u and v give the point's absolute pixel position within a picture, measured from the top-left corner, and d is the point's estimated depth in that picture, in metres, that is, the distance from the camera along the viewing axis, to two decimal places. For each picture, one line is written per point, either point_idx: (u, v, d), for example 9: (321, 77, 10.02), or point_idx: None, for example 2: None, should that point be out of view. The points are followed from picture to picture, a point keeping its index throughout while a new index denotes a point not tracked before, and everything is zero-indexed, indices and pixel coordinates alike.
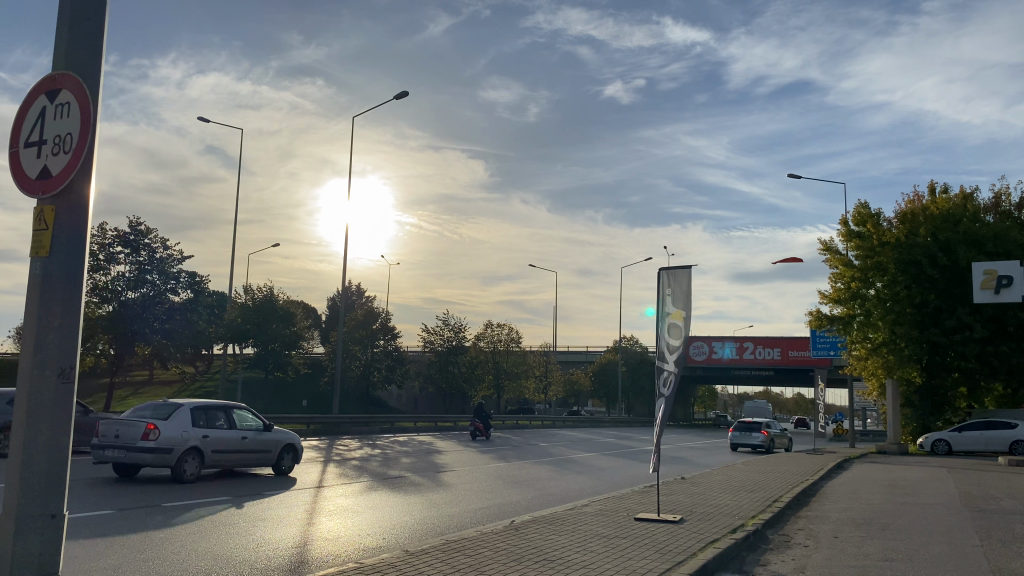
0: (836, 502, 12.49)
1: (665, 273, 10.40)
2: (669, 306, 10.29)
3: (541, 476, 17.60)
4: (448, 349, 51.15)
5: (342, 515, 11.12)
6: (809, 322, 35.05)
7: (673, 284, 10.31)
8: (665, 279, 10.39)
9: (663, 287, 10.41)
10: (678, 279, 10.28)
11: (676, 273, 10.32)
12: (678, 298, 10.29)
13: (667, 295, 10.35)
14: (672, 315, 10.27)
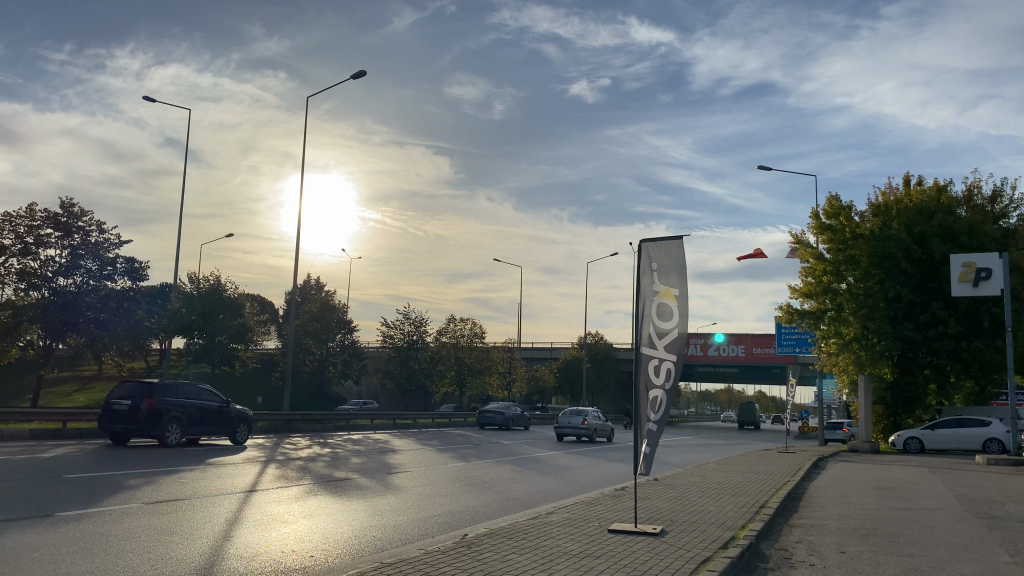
0: (829, 508, 11.27)
1: (649, 246, 9.13)
2: (658, 284, 9.01)
3: (502, 478, 16.13)
4: (408, 344, 49.40)
5: (269, 527, 9.57)
6: (779, 318, 34.14)
7: (661, 258, 9.03)
8: (648, 252, 9.13)
9: (646, 260, 9.11)
10: (666, 252, 9.04)
11: (663, 244, 9.09)
12: (663, 272, 9.02)
13: (653, 271, 9.06)
14: (660, 295, 8.98)
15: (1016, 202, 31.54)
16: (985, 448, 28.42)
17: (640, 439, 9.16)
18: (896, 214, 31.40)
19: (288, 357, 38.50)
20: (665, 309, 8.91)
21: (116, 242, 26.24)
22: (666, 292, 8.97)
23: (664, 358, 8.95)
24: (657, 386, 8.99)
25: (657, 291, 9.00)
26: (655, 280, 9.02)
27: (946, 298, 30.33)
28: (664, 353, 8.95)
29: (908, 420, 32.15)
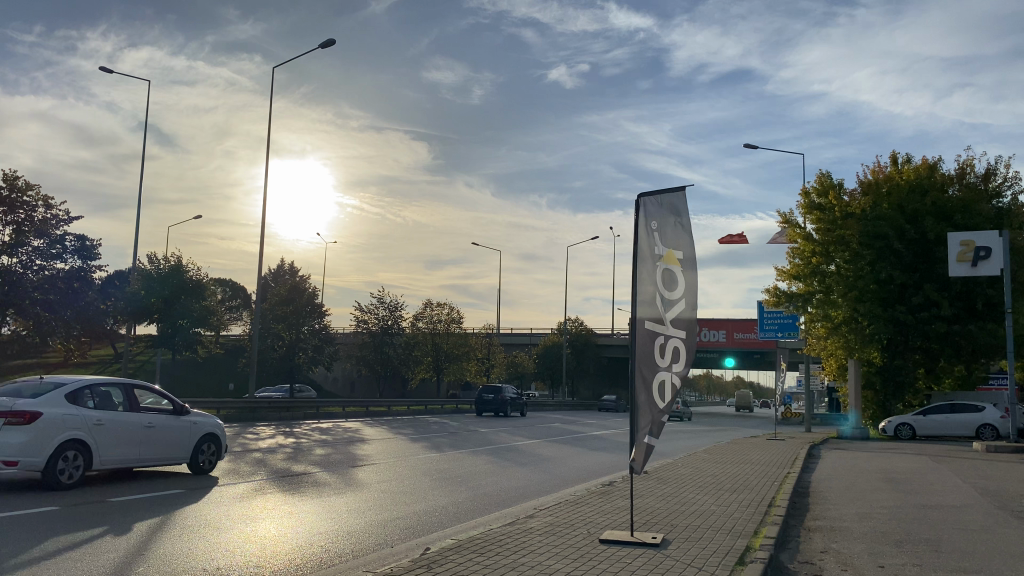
0: (844, 505, 10.06)
1: (650, 200, 7.92)
2: (661, 247, 7.80)
3: (477, 471, 14.68)
4: (383, 329, 47.58)
5: (205, 537, 8.07)
6: (765, 301, 33.06)
7: (664, 215, 7.89)
8: (647, 207, 7.92)
9: (645, 217, 7.90)
10: (668, 208, 7.91)
11: (662, 199, 7.93)
12: (667, 232, 7.84)
13: (651, 230, 7.86)
14: (663, 258, 7.77)
15: (1009, 180, 30.55)
16: (978, 435, 27.58)
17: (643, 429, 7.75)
18: (887, 192, 30.26)
19: (256, 342, 36.89)
20: (672, 275, 7.70)
21: (65, 218, 24.54)
22: (670, 256, 7.78)
23: (668, 333, 7.62)
24: (664, 367, 7.62)
25: (659, 253, 7.79)
26: (656, 241, 7.82)
27: (939, 279, 29.30)
28: (671, 329, 7.63)
29: (898, 405, 31.22)
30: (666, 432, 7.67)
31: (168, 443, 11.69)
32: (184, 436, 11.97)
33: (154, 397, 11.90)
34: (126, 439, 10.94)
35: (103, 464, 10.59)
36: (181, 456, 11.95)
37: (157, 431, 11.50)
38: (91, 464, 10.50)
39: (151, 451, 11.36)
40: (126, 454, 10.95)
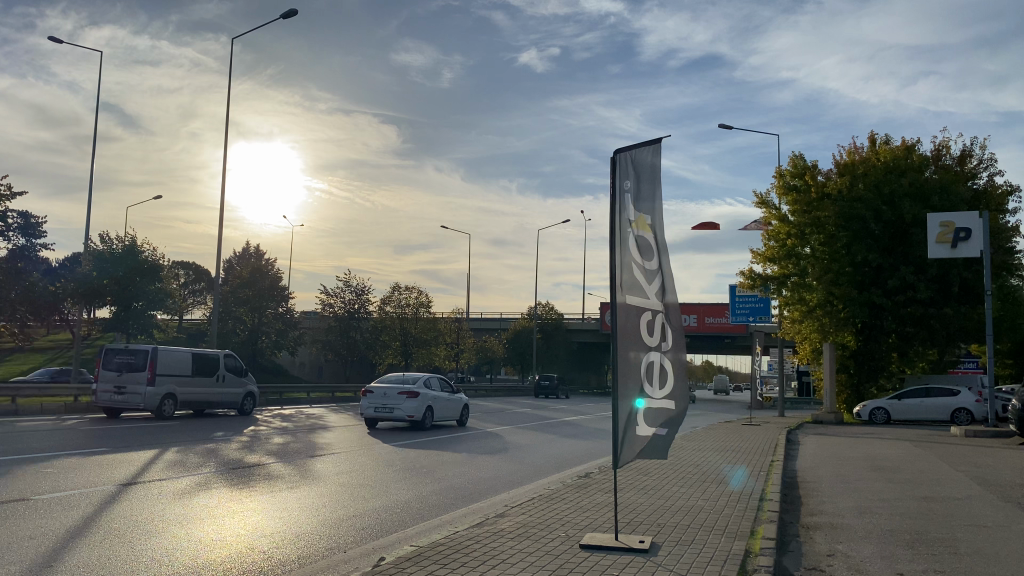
0: (841, 498, 9.34)
1: (625, 156, 7.07)
2: (633, 213, 7.02)
3: (444, 461, 13.78)
4: (348, 313, 46.97)
5: (133, 542, 7.11)
6: (740, 284, 32.44)
7: (637, 173, 7.05)
8: (623, 165, 7.05)
9: (620, 175, 7.05)
10: (644, 162, 7.06)
11: (637, 153, 7.08)
12: (640, 193, 7.02)
13: (626, 191, 7.03)
14: (635, 224, 7.00)
15: (985, 162, 30.15)
16: (953, 418, 27.34)
17: (642, 418, 6.86)
18: (863, 172, 29.70)
19: (215, 325, 35.67)
20: (645, 242, 6.92)
21: (8, 193, 23.10)
22: (644, 222, 6.99)
23: (651, 310, 6.82)
24: (651, 347, 6.79)
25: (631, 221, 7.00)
26: (628, 204, 7.03)
27: (915, 261, 28.88)
28: (654, 303, 6.83)
29: (872, 389, 30.89)
30: (668, 416, 6.82)
31: (456, 409, 21.71)
32: (460, 405, 21.83)
33: (444, 384, 21.93)
34: (443, 406, 20.92)
35: (437, 418, 20.56)
36: (458, 418, 21.87)
37: (451, 401, 21.50)
38: (433, 418, 20.45)
39: (450, 412, 21.33)
40: (444, 413, 21.04)
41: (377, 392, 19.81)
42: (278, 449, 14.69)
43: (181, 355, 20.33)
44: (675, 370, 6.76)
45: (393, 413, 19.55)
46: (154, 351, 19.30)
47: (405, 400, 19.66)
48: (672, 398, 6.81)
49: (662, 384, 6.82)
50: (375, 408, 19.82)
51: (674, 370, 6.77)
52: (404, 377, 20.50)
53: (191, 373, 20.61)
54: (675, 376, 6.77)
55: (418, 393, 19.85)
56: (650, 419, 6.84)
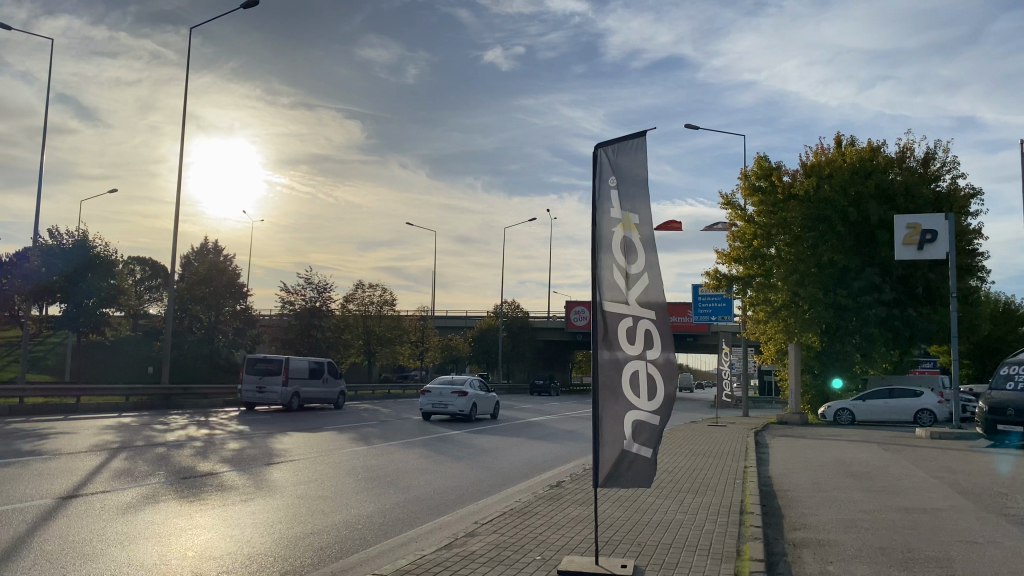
0: (822, 510, 9.00)
1: (607, 152, 6.64)
2: (617, 212, 6.56)
3: (407, 469, 13.23)
4: (311, 310, 44.71)
5: (64, 568, 6.47)
6: (705, 284, 32.32)
7: (620, 170, 6.62)
8: (604, 162, 6.63)
9: (604, 171, 6.62)
10: (630, 158, 6.64)
11: (620, 149, 6.66)
12: (625, 191, 6.59)
13: (608, 188, 6.59)
14: (619, 225, 6.54)
15: (948, 164, 30.35)
16: (916, 419, 27.42)
17: (626, 432, 6.41)
18: (830, 174, 29.67)
19: (171, 323, 34.69)
20: (629, 243, 6.47)
21: None
22: (629, 222, 6.55)
23: (634, 316, 6.37)
24: (635, 355, 6.34)
25: (613, 222, 6.54)
26: (609, 203, 6.57)
27: (880, 263, 29.09)
28: (639, 309, 6.38)
29: (836, 390, 30.94)
30: (652, 430, 6.38)
31: (490, 405, 26.36)
32: (492, 402, 26.43)
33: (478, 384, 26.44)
34: (481, 402, 25.43)
35: (477, 412, 25.00)
36: (489, 412, 26.47)
37: (486, 398, 26.05)
38: (475, 412, 24.90)
39: (485, 407, 25.79)
40: (480, 408, 25.48)
41: (432, 390, 24.17)
42: (232, 456, 14.04)
43: (302, 364, 29.36)
44: (662, 381, 6.32)
45: (446, 407, 23.96)
46: (287, 360, 28.03)
47: (456, 397, 24.05)
48: (659, 411, 6.36)
49: (645, 396, 6.37)
50: (431, 404, 24.18)
51: (659, 381, 6.34)
52: (451, 378, 24.93)
53: (308, 376, 30.00)
54: (662, 387, 6.33)
55: (466, 392, 24.31)
56: (633, 433, 6.39)
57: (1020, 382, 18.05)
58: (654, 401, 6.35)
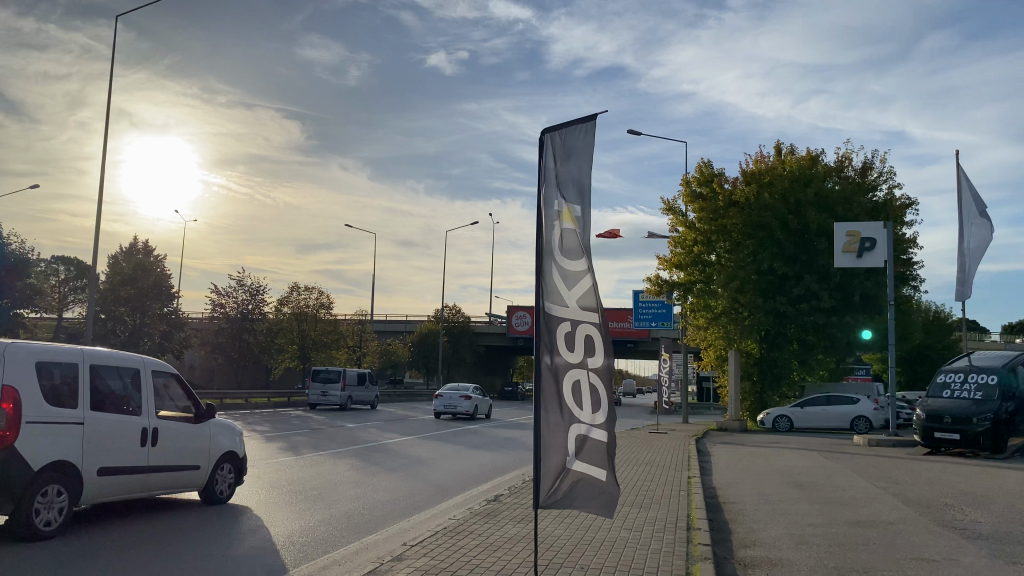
0: (769, 525, 8.65)
1: (552, 137, 6.13)
2: (560, 205, 6.05)
3: (336, 481, 12.49)
4: (240, 314, 43.83)
5: None
6: (646, 290, 32.11)
7: (565, 158, 6.11)
8: (549, 149, 6.11)
9: (549, 159, 6.11)
10: (576, 146, 6.12)
11: (566, 135, 6.14)
12: (569, 184, 6.08)
13: (552, 177, 6.09)
14: (561, 219, 6.03)
15: (885, 175, 30.82)
16: (852, 426, 27.70)
17: (568, 446, 5.90)
18: (769, 181, 29.85)
19: (92, 326, 33.00)
20: (570, 240, 5.97)
21: None
22: (573, 216, 6.03)
23: (574, 321, 5.86)
24: (574, 364, 5.84)
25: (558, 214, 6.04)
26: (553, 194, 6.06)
27: (819, 270, 29.17)
28: (579, 313, 5.86)
29: (774, 397, 31.09)
30: (595, 446, 5.85)
31: (488, 406, 31.93)
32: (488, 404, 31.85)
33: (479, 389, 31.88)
34: (483, 404, 31.01)
35: (480, 411, 30.67)
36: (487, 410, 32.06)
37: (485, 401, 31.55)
38: (478, 411, 30.51)
39: (485, 407, 31.42)
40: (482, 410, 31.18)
41: (444, 395, 29.62)
42: None
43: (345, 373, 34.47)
44: (604, 392, 5.80)
45: (456, 408, 29.47)
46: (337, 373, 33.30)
47: (464, 400, 29.46)
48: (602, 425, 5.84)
49: (587, 409, 5.86)
50: (443, 406, 29.56)
51: (602, 391, 5.81)
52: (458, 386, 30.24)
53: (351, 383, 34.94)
54: (604, 397, 5.80)
55: (472, 397, 29.66)
56: (576, 448, 5.87)
57: (956, 391, 18.50)
58: (596, 415, 5.83)
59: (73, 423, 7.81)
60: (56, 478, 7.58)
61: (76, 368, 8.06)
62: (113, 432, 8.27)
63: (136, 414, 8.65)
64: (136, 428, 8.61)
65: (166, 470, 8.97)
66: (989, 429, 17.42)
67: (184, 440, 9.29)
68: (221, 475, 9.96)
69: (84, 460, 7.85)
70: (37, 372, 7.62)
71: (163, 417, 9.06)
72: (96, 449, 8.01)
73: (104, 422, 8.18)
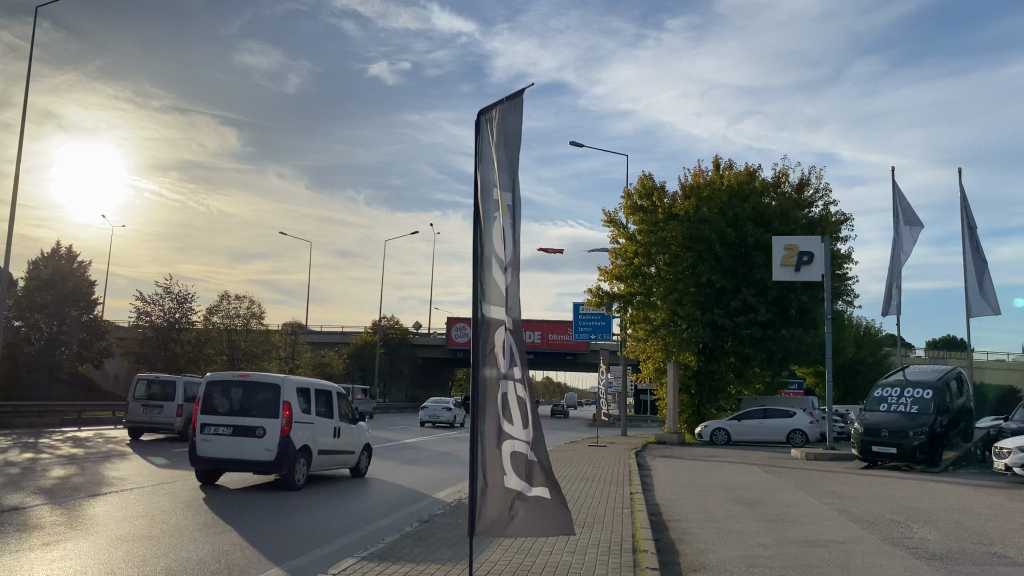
0: (716, 546, 8.22)
1: (488, 124, 5.73)
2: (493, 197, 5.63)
3: (260, 500, 11.69)
4: (168, 323, 41.96)
5: None
6: (586, 302, 31.81)
7: (500, 145, 5.70)
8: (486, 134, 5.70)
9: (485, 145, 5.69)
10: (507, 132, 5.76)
11: (498, 121, 5.77)
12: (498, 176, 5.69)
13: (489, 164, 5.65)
14: (496, 211, 5.59)
15: (821, 191, 31.23)
16: (788, 439, 27.80)
17: (505, 465, 5.36)
18: (708, 196, 29.98)
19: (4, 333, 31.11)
20: (504, 234, 5.54)
21: None
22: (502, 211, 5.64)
23: (504, 327, 5.44)
24: (505, 373, 5.39)
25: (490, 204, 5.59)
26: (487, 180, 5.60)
27: (756, 284, 29.33)
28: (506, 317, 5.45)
29: (712, 410, 31.07)
30: (528, 464, 5.40)
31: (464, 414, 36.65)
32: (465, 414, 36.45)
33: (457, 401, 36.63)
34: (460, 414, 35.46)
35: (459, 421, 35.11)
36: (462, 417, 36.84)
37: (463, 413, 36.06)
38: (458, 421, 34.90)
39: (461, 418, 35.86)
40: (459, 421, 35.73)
41: (431, 407, 33.59)
42: (49, 490, 12.03)
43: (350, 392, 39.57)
44: (531, 404, 5.42)
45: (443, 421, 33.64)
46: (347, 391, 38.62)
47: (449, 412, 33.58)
48: (530, 441, 5.42)
49: (519, 422, 5.41)
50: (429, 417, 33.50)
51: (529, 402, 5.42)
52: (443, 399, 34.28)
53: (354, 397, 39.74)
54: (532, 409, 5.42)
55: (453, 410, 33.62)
56: (512, 467, 5.37)
57: (892, 405, 18.54)
58: (525, 429, 5.40)
59: (307, 423, 12.98)
60: (302, 456, 12.78)
61: (308, 390, 13.23)
62: (323, 430, 13.50)
63: (329, 418, 13.75)
64: (330, 426, 13.69)
65: (342, 454, 14.11)
66: (924, 442, 17.49)
67: (350, 436, 14.41)
68: (364, 460, 15.02)
69: (312, 444, 13.08)
70: (294, 392, 12.80)
71: (341, 421, 14.22)
72: (314, 437, 13.20)
73: (319, 422, 13.42)
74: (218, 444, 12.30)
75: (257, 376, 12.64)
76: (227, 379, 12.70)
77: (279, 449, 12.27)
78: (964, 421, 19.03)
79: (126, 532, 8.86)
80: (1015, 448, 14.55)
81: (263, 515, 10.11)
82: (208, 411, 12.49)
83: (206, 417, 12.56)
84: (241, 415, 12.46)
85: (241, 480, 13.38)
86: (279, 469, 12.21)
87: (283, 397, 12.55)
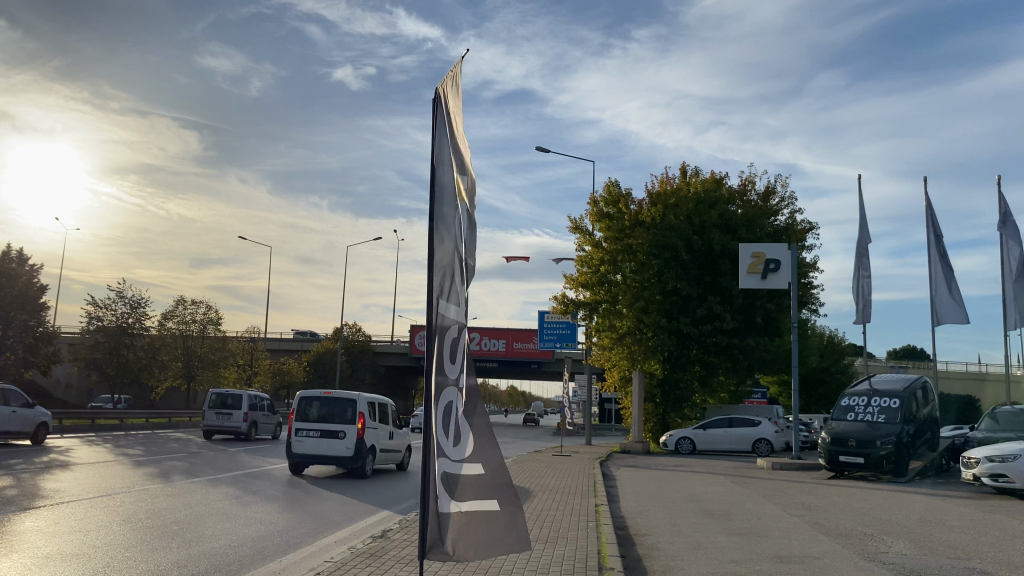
0: (687, 561, 7.81)
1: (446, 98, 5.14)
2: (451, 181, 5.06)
3: (204, 513, 10.99)
4: (121, 328, 40.59)
5: None
6: (552, 309, 31.41)
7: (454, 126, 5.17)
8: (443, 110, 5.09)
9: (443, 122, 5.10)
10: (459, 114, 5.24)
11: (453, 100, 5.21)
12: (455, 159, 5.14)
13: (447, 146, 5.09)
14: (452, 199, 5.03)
15: (786, 200, 31.25)
16: (753, 449, 27.70)
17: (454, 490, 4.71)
18: (675, 203, 29.81)
19: None
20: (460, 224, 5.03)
21: None
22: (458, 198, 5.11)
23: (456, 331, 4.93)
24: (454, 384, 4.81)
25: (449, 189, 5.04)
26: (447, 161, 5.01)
27: (722, 292, 29.16)
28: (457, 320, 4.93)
29: (676, 419, 30.78)
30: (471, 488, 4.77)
31: None
32: None
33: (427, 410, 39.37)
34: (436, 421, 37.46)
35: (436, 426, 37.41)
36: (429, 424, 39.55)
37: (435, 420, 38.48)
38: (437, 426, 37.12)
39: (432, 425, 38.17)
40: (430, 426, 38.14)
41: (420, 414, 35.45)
42: None
43: None
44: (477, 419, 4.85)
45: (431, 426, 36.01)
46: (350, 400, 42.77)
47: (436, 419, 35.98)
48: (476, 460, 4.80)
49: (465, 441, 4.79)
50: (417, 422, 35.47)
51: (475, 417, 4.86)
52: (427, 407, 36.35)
53: None
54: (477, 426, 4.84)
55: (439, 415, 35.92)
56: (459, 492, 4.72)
57: (859, 414, 18.36)
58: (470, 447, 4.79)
59: (374, 428, 16.83)
60: (370, 454, 16.61)
61: (373, 403, 17.07)
62: (382, 434, 17.35)
63: (386, 424, 17.58)
64: (386, 430, 17.54)
65: (392, 452, 17.91)
66: (892, 452, 17.32)
67: (397, 438, 18.26)
68: (405, 457, 18.86)
69: (377, 443, 16.84)
70: (366, 404, 16.67)
71: (394, 426, 18.09)
72: (377, 437, 16.97)
73: (380, 428, 17.22)
74: (309, 444, 16.07)
75: (339, 392, 16.40)
76: (315, 395, 16.46)
77: (356, 448, 16.12)
78: (929, 430, 18.93)
79: (51, 551, 8.16)
80: (983, 457, 14.38)
81: (206, 532, 9.44)
82: (301, 418, 16.22)
83: (300, 423, 16.28)
84: (325, 422, 16.22)
85: (318, 472, 17.12)
86: (355, 462, 16.07)
87: (359, 409, 16.40)
